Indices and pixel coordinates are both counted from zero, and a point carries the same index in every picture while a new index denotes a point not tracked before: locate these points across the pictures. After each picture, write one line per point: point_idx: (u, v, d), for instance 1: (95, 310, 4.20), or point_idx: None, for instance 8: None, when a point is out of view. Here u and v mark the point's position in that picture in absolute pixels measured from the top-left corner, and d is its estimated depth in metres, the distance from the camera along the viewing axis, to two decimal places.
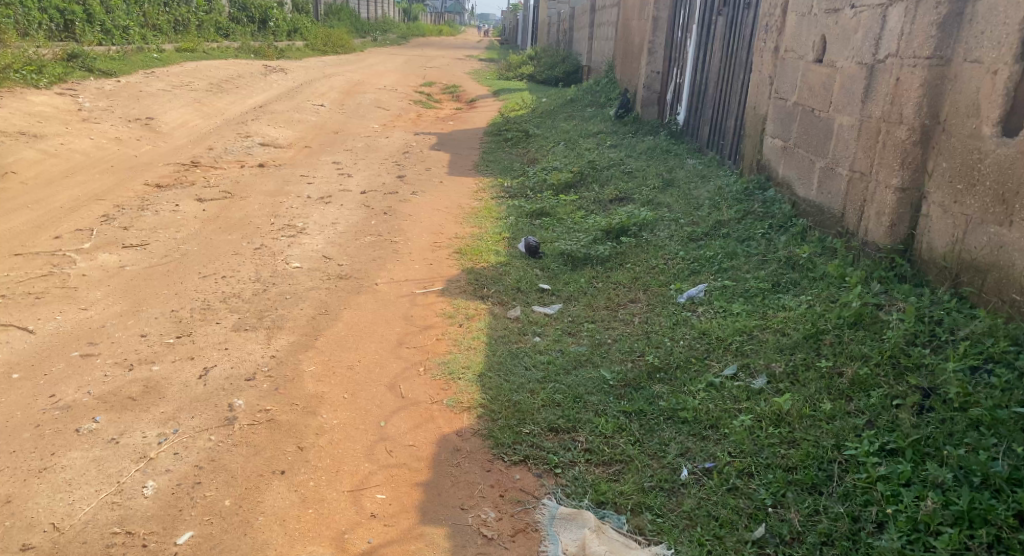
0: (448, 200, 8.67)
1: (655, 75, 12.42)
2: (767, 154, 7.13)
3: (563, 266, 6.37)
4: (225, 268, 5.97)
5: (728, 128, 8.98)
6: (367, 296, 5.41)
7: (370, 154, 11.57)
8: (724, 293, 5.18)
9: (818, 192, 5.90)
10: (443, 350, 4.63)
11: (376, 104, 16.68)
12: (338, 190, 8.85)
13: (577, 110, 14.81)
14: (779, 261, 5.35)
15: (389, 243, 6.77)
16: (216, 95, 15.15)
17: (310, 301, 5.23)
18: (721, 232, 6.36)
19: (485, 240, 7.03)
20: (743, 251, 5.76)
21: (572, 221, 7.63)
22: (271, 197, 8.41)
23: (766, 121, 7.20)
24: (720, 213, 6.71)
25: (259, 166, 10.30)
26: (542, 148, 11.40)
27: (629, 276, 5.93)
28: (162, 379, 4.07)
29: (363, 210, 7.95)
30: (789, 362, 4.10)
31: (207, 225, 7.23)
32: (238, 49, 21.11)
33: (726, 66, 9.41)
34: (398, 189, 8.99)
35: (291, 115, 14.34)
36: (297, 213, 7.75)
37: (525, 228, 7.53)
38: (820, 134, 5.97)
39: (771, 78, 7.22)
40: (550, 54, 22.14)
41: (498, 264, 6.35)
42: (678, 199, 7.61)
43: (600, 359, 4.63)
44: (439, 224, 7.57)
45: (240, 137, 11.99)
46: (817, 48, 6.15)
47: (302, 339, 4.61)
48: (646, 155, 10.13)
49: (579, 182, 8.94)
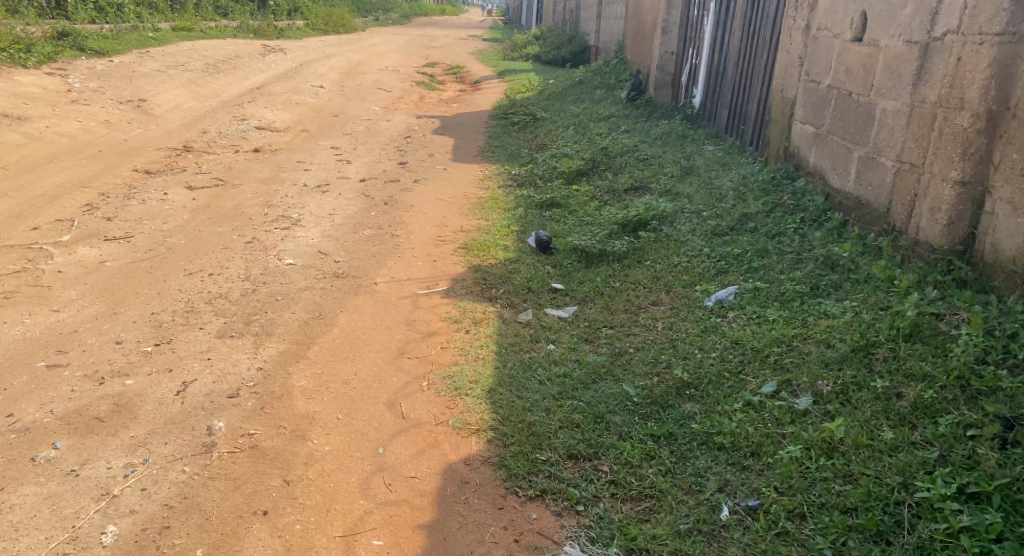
0: (453, 189, 8.21)
1: (669, 56, 11.95)
2: (796, 141, 6.68)
3: (577, 263, 5.94)
4: (213, 265, 5.53)
5: (750, 112, 8.51)
6: (367, 297, 4.97)
7: (371, 138, 11.10)
8: (757, 297, 4.73)
9: (856, 183, 5.46)
10: (448, 360, 4.20)
11: (378, 86, 16.19)
12: (337, 178, 8.40)
13: (585, 92, 14.32)
14: (816, 261, 4.90)
15: (390, 237, 6.32)
16: (212, 76, 14.66)
17: (304, 304, 4.80)
18: (748, 227, 5.91)
19: (492, 234, 6.58)
20: (775, 248, 5.31)
21: (584, 212, 7.17)
22: (265, 184, 7.96)
23: (796, 105, 6.75)
24: (746, 206, 6.25)
25: (254, 151, 9.85)
26: (551, 133, 10.92)
27: (650, 275, 5.48)
28: (135, 396, 3.63)
29: (363, 200, 7.50)
30: (837, 380, 3.66)
31: (196, 215, 6.79)
32: (236, 28, 20.60)
33: (748, 47, 8.93)
34: (400, 177, 8.55)
35: (290, 97, 13.87)
36: (292, 203, 7.30)
37: (534, 219, 7.10)
38: (860, 120, 5.53)
39: (801, 59, 6.76)
40: (555, 34, 21.58)
41: (506, 261, 5.93)
42: (698, 189, 7.15)
43: (621, 372, 4.18)
44: (444, 215, 7.12)
45: (236, 120, 11.52)
46: (856, 26, 5.70)
47: (293, 347, 4.18)
48: (661, 141, 9.66)
49: (591, 170, 8.47)
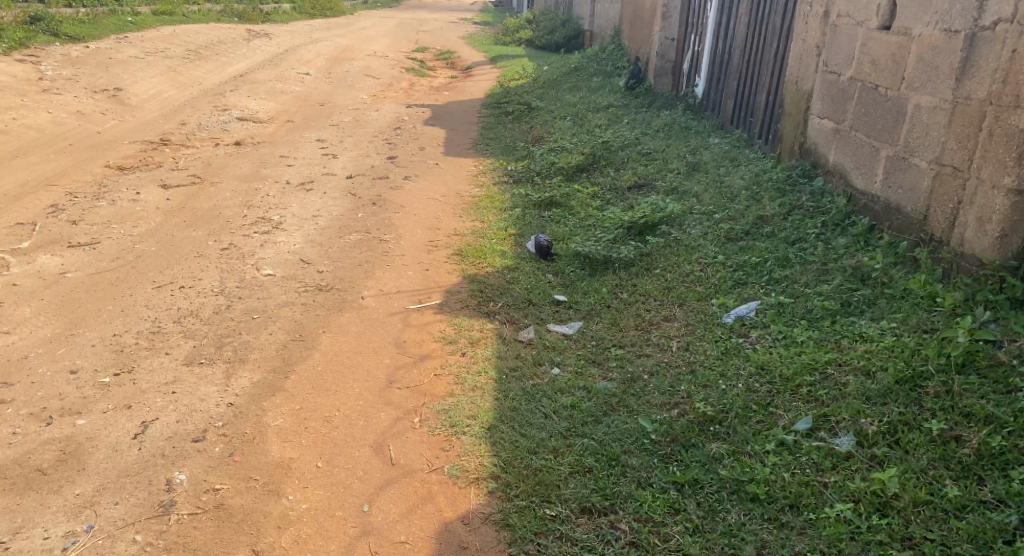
0: (445, 186, 7.76)
1: (670, 42, 11.51)
2: (812, 137, 6.26)
3: (580, 271, 5.53)
4: (185, 276, 5.08)
5: (759, 103, 8.10)
6: (353, 315, 4.52)
7: (358, 129, 10.62)
8: (781, 314, 4.30)
9: (884, 184, 5.06)
10: (443, 391, 3.76)
11: (366, 72, 15.65)
12: (322, 174, 7.94)
13: (581, 80, 13.85)
14: (844, 272, 4.48)
15: (378, 242, 5.88)
16: (194, 63, 14.09)
17: (284, 322, 4.36)
18: (766, 232, 5.49)
19: (489, 239, 6.16)
20: (797, 257, 4.90)
21: (586, 214, 6.74)
22: (245, 182, 7.49)
23: (812, 98, 6.33)
24: (762, 208, 5.83)
25: (235, 144, 9.36)
26: (547, 124, 10.46)
27: (661, 286, 5.07)
28: (86, 440, 3.19)
29: (349, 199, 7.05)
30: (884, 417, 3.23)
31: (170, 218, 6.32)
32: (220, 12, 19.97)
33: (756, 34, 8.50)
34: (389, 173, 8.10)
35: (274, 85, 13.33)
36: (274, 203, 6.84)
37: (533, 220, 6.68)
38: (888, 115, 5.12)
39: (818, 48, 6.34)
40: (548, 18, 21.03)
41: (503, 270, 5.54)
42: (707, 188, 6.73)
43: (635, 402, 3.75)
44: (436, 217, 6.68)
45: (217, 110, 11.00)
46: (883, 13, 5.30)
47: (268, 377, 3.72)
48: (663, 134, 9.23)
49: (591, 166, 8.03)
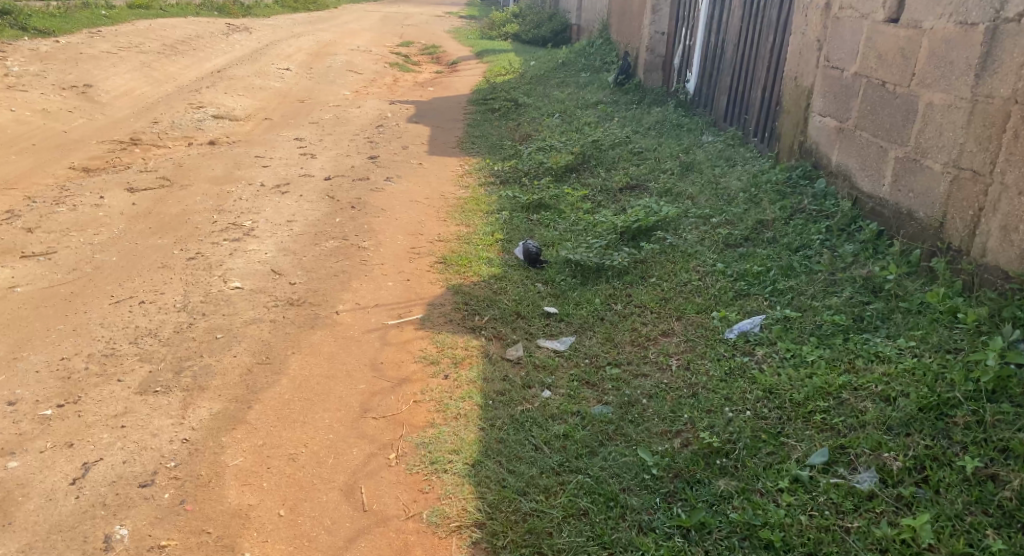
0: (428, 187, 7.42)
1: (660, 36, 11.20)
2: (813, 136, 5.96)
3: (571, 280, 5.22)
4: (146, 289, 4.72)
5: (755, 100, 7.80)
6: (326, 333, 4.18)
7: (339, 127, 10.24)
8: (789, 329, 3.99)
9: (893, 188, 4.77)
10: (423, 420, 3.42)
11: (349, 68, 15.26)
12: (299, 176, 7.57)
13: (570, 75, 13.55)
14: (854, 283, 4.18)
15: (356, 250, 5.54)
16: (169, 58, 13.64)
17: (250, 342, 4.01)
18: (767, 238, 5.18)
19: (474, 245, 5.83)
20: (802, 265, 4.60)
21: (576, 218, 6.43)
22: (217, 185, 7.12)
23: (812, 96, 6.03)
24: (762, 212, 5.52)
25: (209, 144, 8.97)
26: (535, 122, 10.12)
27: (657, 298, 4.76)
28: (17, 487, 2.89)
29: (327, 202, 6.70)
30: (909, 451, 2.94)
31: (134, 224, 5.94)
32: (199, 6, 19.48)
33: (750, 28, 8.22)
34: (370, 174, 7.75)
35: (253, 81, 12.92)
36: (247, 207, 6.47)
37: (520, 224, 6.36)
38: (897, 114, 4.82)
39: (819, 42, 6.03)
40: (534, 12, 20.71)
41: (489, 279, 5.22)
42: (703, 191, 6.42)
43: (633, 431, 3.42)
44: (419, 221, 6.34)
45: (192, 108, 10.59)
46: (889, 5, 5.00)
47: (229, 407, 3.38)
48: (655, 132, 8.92)
49: (581, 167, 7.71)
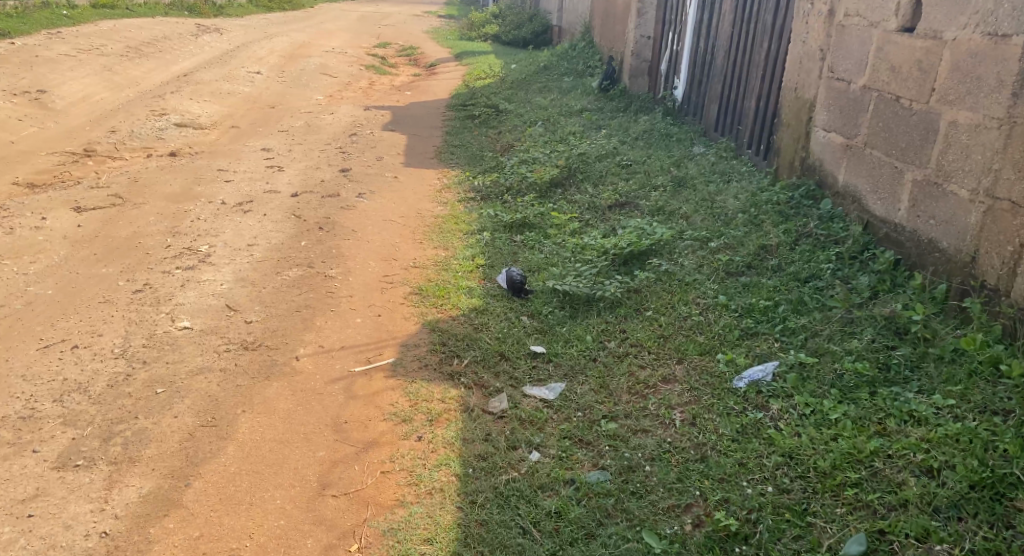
0: (404, 205, 6.97)
1: (646, 40, 10.87)
2: (817, 152, 5.54)
3: (558, 313, 4.79)
4: (81, 328, 4.23)
5: (750, 110, 7.45)
6: (283, 385, 3.70)
7: (310, 135, 9.74)
8: (806, 378, 3.54)
9: (910, 213, 4.34)
10: (391, 497, 3.03)
11: (323, 70, 14.73)
12: (264, 191, 7.07)
13: (553, 79, 13.13)
14: (875, 324, 3.74)
15: (323, 279, 5.07)
16: (133, 61, 13.04)
17: (195, 399, 3.52)
18: (773, 266, 4.75)
19: (451, 273, 5.38)
20: (815, 301, 4.16)
21: (561, 240, 6.00)
22: (174, 203, 6.62)
23: (815, 108, 5.62)
24: (765, 237, 5.09)
25: (170, 155, 8.45)
26: (516, 130, 9.68)
27: (655, 335, 4.31)
28: None
29: (293, 222, 6.22)
30: (965, 544, 2.54)
31: (77, 250, 5.44)
32: (167, 6, 18.84)
33: (744, 34, 7.90)
34: (341, 188, 7.27)
35: (221, 86, 12.36)
36: (205, 229, 5.98)
37: (503, 248, 5.93)
38: (913, 132, 4.39)
39: (822, 51, 5.61)
40: (514, 13, 20.28)
41: (468, 313, 4.78)
42: (697, 211, 6.01)
43: (635, 506, 2.98)
44: (392, 245, 5.88)
45: (154, 115, 10.04)
46: (903, 13, 4.57)
47: (163, 485, 2.99)
48: (643, 143, 8.52)
49: (566, 183, 7.29)
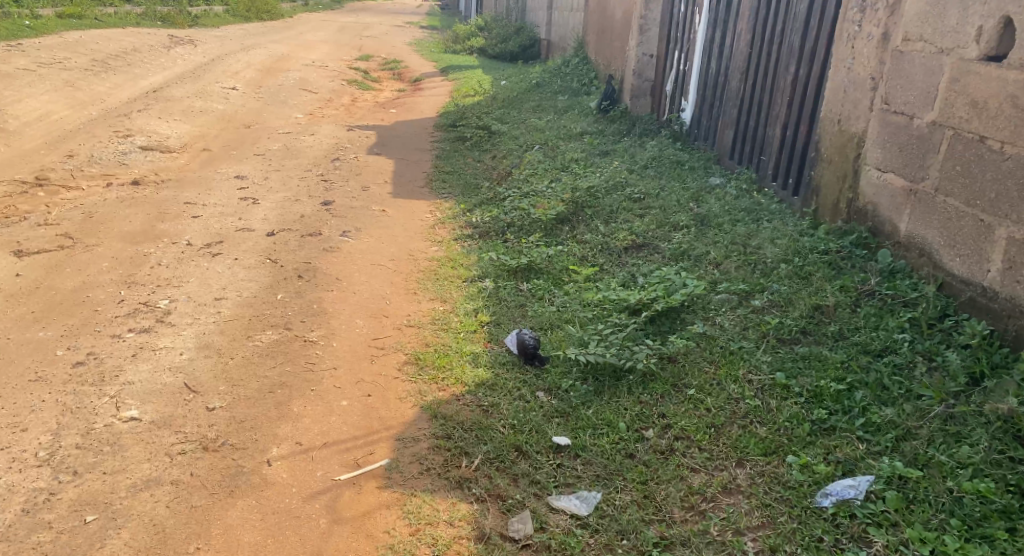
0: (394, 245, 6.22)
1: (648, 59, 10.21)
2: (869, 194, 4.86)
3: (580, 387, 4.05)
4: (2, 421, 3.44)
5: (775, 140, 6.79)
6: (248, 506, 3.02)
7: (289, 160, 8.97)
8: (912, 499, 2.92)
9: (1005, 276, 3.77)
10: None
11: (303, 86, 13.96)
12: (236, 228, 6.31)
13: (546, 98, 12.44)
14: (988, 425, 3.08)
15: (302, 346, 4.31)
16: (98, 76, 12.21)
17: (134, 529, 2.88)
18: (833, 334, 4.06)
19: (451, 333, 4.63)
20: (897, 385, 3.46)
21: (574, 290, 5.29)
22: (132, 244, 5.85)
23: (865, 144, 4.95)
24: (818, 295, 4.40)
25: (132, 183, 7.67)
26: (512, 156, 8.98)
27: (703, 423, 3.58)
28: None
29: (268, 270, 5.47)
30: None
31: (12, 308, 4.68)
32: (139, 17, 18.07)
33: (764, 55, 7.26)
34: (323, 225, 6.52)
35: (192, 103, 11.57)
36: (166, 280, 5.22)
37: (509, 301, 5.20)
38: (1009, 183, 3.79)
39: (872, 79, 4.94)
40: (501, 25, 19.61)
41: (475, 388, 4.04)
42: (728, 257, 5.34)
43: None
44: (382, 297, 5.13)
45: (117, 136, 9.23)
46: (988, 42, 3.95)
47: None
48: (653, 172, 7.84)
49: (573, 219, 6.57)
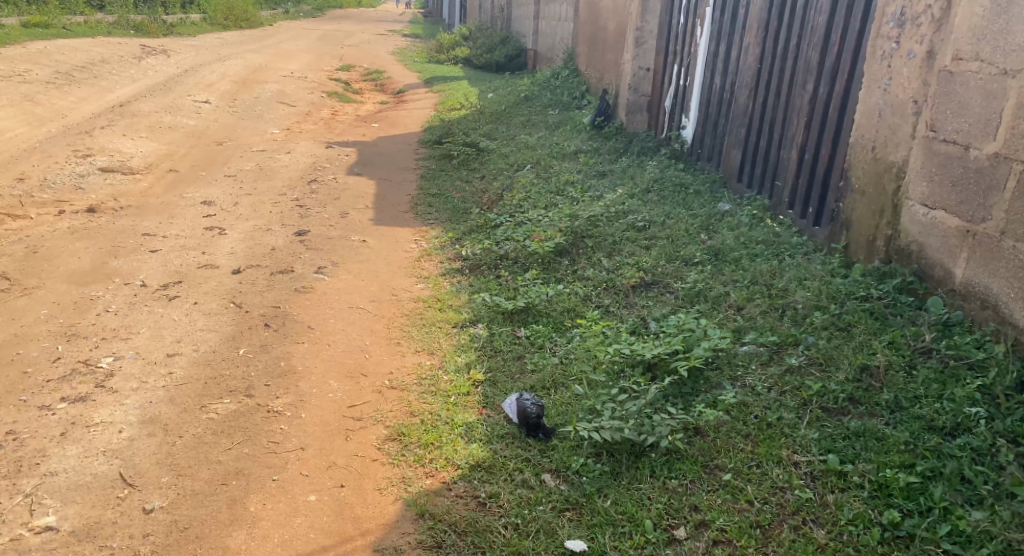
0: (375, 282, 5.60)
1: (644, 73, 9.66)
2: (915, 233, 4.29)
3: (591, 469, 3.42)
4: None
5: (792, 164, 6.21)
6: None
7: (262, 182, 8.33)
8: None
9: None
10: None
11: (281, 98, 13.31)
12: (198, 265, 5.66)
13: (536, 112, 11.88)
14: None
15: (264, 421, 3.67)
16: (60, 89, 11.50)
17: None
18: (888, 403, 3.46)
19: (440, 397, 3.99)
20: (984, 480, 2.98)
21: (577, 338, 4.68)
22: (78, 286, 5.20)
23: (907, 174, 4.38)
24: (863, 352, 3.82)
25: (86, 210, 7.00)
26: (502, 177, 8.38)
27: (746, 522, 3.04)
28: None
29: (230, 317, 4.82)
30: None
31: None
32: (110, 26, 17.38)
33: (775, 70, 6.70)
34: (296, 259, 5.88)
35: (161, 117, 10.90)
36: (111, 331, 4.57)
37: (504, 352, 4.58)
38: None
39: (913, 101, 4.36)
40: (486, 34, 19.09)
41: (468, 473, 3.41)
42: (750, 299, 4.75)
43: None
44: (360, 350, 4.49)
45: (76, 156, 8.55)
46: None
47: None
48: (655, 196, 7.25)
49: (573, 251, 5.97)
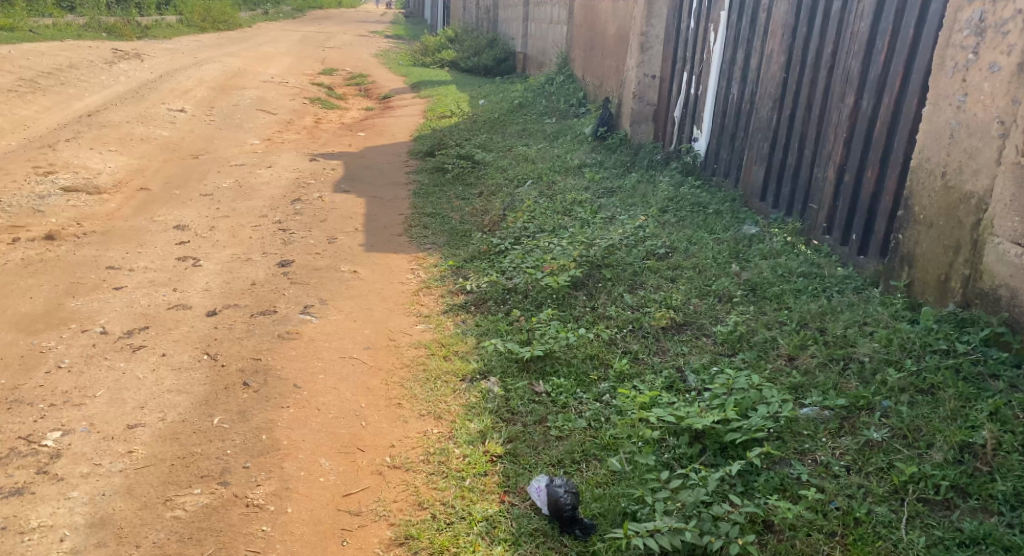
0: (369, 324, 4.94)
1: (650, 80, 9.06)
2: (1005, 274, 3.74)
3: None
4: None
5: (831, 186, 5.60)
6: None
7: (241, 201, 7.63)
8: None
9: None
10: None
11: (261, 105, 12.57)
12: (167, 305, 4.97)
13: (532, 120, 11.23)
14: None
15: (241, 521, 3.08)
16: (23, 98, 10.72)
17: None
18: (1005, 496, 2.94)
19: (453, 481, 3.36)
20: None
21: (604, 393, 4.03)
22: (26, 335, 4.50)
23: (990, 205, 3.81)
24: (958, 424, 3.26)
25: (44, 237, 6.28)
26: (502, 195, 7.74)
27: None
28: None
29: (202, 374, 4.13)
30: None
31: None
32: (82, 29, 16.55)
33: (804, 82, 6.10)
34: (278, 296, 5.20)
35: (131, 128, 10.15)
36: (59, 395, 3.88)
37: (522, 413, 3.92)
38: None
39: (996, 120, 3.78)
40: (472, 36, 18.41)
41: None
42: (804, 347, 4.13)
43: None
44: (354, 416, 3.82)
45: (35, 174, 7.81)
46: None
47: None
48: (674, 217, 6.63)
49: (589, 284, 5.31)
